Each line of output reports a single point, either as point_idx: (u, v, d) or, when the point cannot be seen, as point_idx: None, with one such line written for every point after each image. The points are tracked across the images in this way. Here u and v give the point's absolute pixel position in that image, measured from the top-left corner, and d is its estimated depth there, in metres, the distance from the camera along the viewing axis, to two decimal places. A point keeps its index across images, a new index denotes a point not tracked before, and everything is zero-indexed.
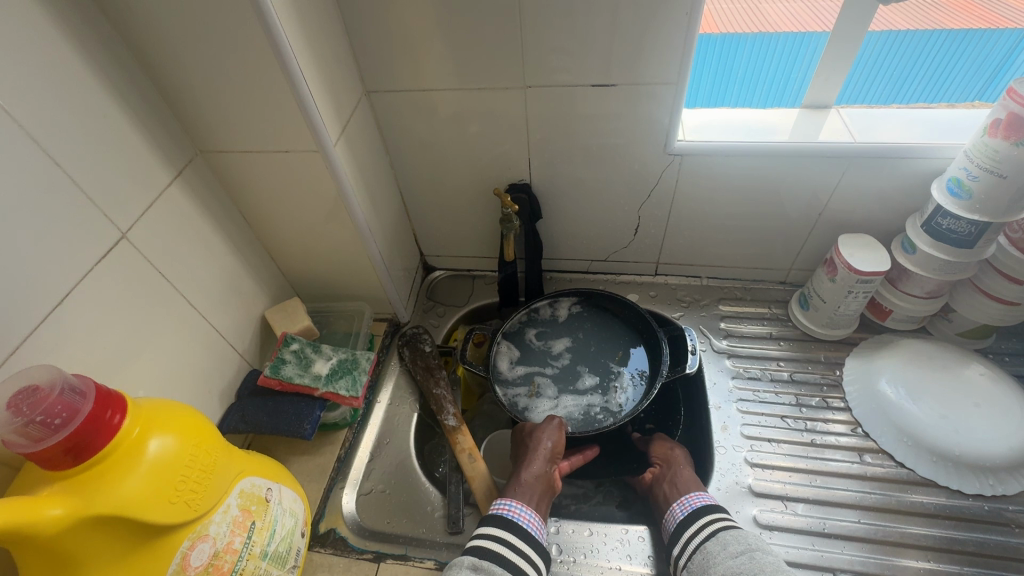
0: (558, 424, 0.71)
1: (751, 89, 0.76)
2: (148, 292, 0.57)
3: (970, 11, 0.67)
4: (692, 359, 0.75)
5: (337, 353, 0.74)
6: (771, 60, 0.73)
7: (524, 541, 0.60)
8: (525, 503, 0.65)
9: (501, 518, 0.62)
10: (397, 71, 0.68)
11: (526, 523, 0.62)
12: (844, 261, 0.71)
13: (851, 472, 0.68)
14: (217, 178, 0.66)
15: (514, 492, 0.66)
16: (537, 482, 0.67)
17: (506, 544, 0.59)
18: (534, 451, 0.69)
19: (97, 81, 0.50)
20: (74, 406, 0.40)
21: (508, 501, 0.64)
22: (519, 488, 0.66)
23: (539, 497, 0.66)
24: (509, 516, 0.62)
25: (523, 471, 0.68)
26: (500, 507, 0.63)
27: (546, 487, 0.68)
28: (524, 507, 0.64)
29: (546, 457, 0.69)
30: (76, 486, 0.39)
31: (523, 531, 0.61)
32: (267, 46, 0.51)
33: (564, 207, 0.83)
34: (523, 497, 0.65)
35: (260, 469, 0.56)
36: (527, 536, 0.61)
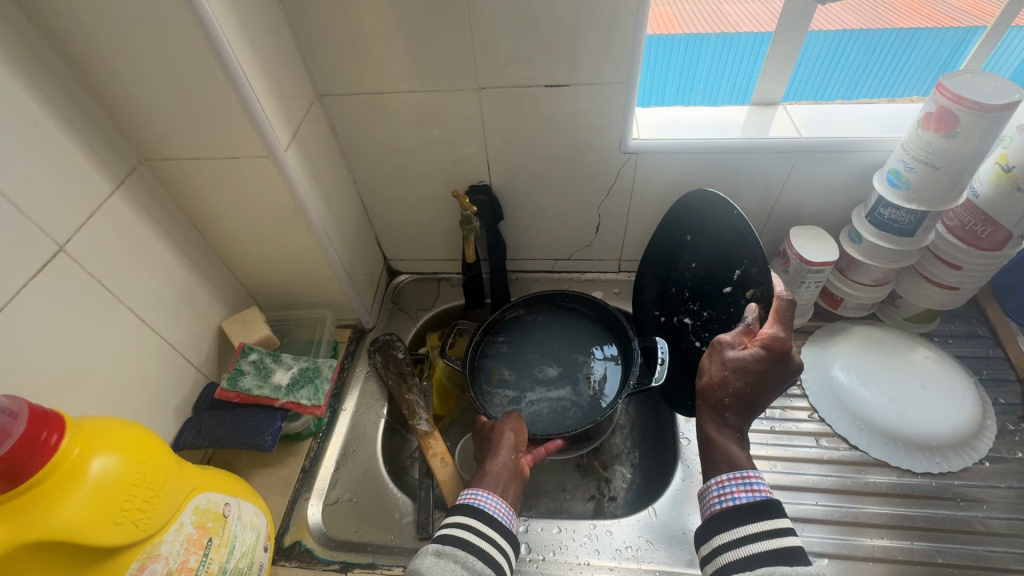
0: (515, 414, 0.71)
1: (716, 88, 0.79)
2: (91, 307, 0.55)
3: (919, 12, 0.75)
4: (659, 373, 0.72)
5: (299, 361, 0.72)
6: (733, 56, 0.76)
7: (489, 525, 0.59)
8: (493, 490, 0.63)
9: (465, 506, 0.61)
10: (350, 73, 0.67)
11: (493, 509, 0.61)
12: (796, 252, 0.74)
13: (810, 456, 0.70)
14: (163, 186, 0.64)
15: (482, 481, 0.64)
16: (504, 469, 0.65)
17: (471, 529, 0.58)
18: (496, 443, 0.69)
19: (24, 87, 0.47)
20: (6, 428, 0.38)
21: (475, 490, 0.63)
22: (487, 477, 0.65)
23: (505, 484, 0.64)
24: (474, 502, 0.61)
25: (491, 461, 0.66)
26: (467, 497, 0.62)
27: (514, 474, 0.66)
28: (492, 496, 0.62)
29: (511, 447, 0.68)
30: (9, 513, 0.37)
31: (488, 515, 0.60)
32: (207, 48, 0.50)
33: (525, 207, 0.83)
34: (492, 485, 0.64)
35: (216, 483, 0.54)
36: (493, 521, 0.60)
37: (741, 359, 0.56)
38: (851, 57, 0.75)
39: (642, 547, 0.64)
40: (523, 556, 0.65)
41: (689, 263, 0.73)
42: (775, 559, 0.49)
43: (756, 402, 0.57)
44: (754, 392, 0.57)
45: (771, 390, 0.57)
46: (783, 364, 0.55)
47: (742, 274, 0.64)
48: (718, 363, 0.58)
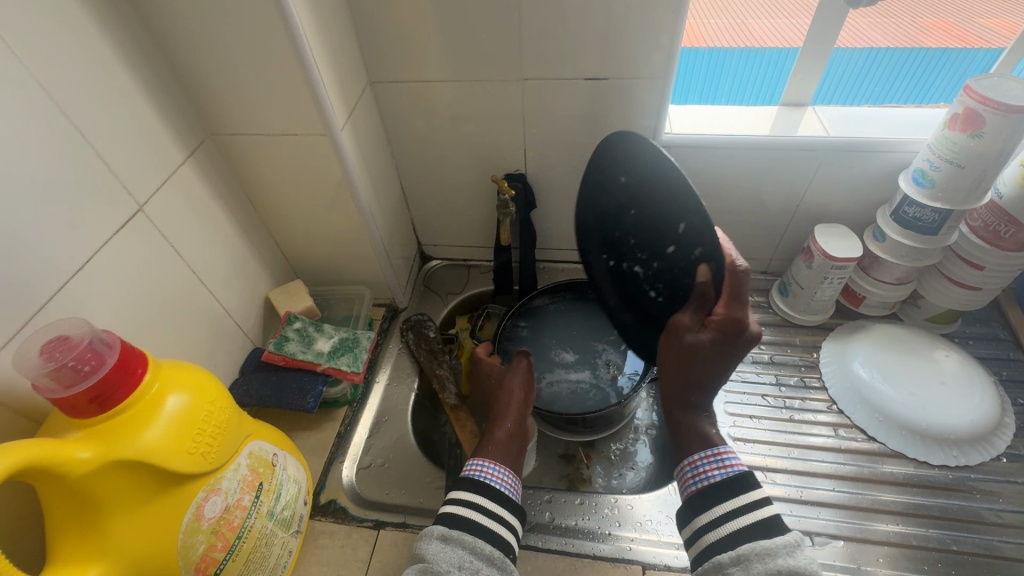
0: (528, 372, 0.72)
1: (739, 96, 0.81)
2: (162, 266, 0.60)
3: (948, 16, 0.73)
4: None
5: (339, 332, 0.76)
6: (756, 70, 0.79)
7: (497, 499, 0.61)
8: (499, 460, 0.65)
9: (471, 482, 0.61)
10: (401, 62, 0.72)
11: (499, 483, 0.62)
12: (820, 248, 0.76)
13: (827, 444, 0.72)
14: (226, 161, 0.69)
15: (487, 452, 0.65)
16: (510, 438, 0.67)
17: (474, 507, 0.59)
18: (507, 405, 0.70)
19: (119, 61, 0.52)
20: (102, 356, 0.42)
21: (480, 461, 0.64)
22: (492, 447, 0.66)
23: (511, 455, 0.66)
24: (481, 477, 0.62)
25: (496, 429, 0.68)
26: (472, 469, 0.63)
27: (518, 439, 0.68)
28: (498, 467, 0.64)
29: (517, 414, 0.69)
30: (101, 432, 0.41)
31: (497, 490, 0.61)
32: (282, 31, 0.54)
33: (558, 197, 0.87)
34: (497, 455, 0.65)
35: (267, 434, 0.58)
36: (501, 494, 0.61)
37: (694, 345, 0.59)
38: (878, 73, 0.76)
39: (662, 521, 0.67)
40: (547, 523, 0.68)
41: (630, 209, 0.61)
42: (753, 532, 0.53)
43: (711, 374, 0.61)
44: (706, 372, 0.61)
45: (723, 365, 0.60)
46: (734, 340, 0.58)
47: (685, 231, 0.54)
48: (675, 349, 0.61)
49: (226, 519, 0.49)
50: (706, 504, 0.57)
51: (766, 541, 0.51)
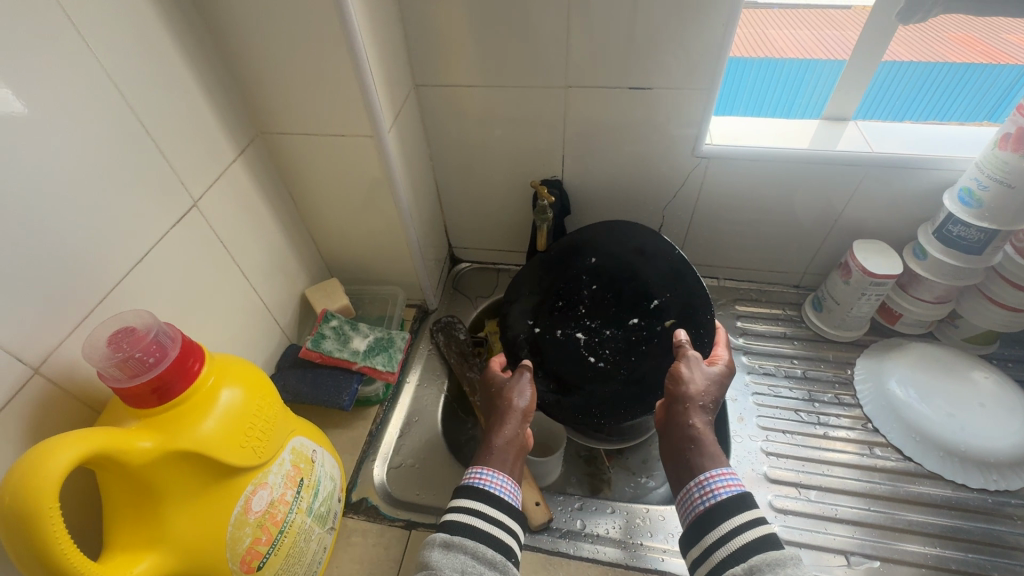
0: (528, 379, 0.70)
1: (757, 108, 0.81)
2: (211, 260, 0.61)
3: (972, 45, 0.71)
4: None
5: (374, 331, 0.76)
6: (775, 84, 0.78)
7: (498, 507, 0.57)
8: (499, 468, 0.61)
9: (473, 489, 0.58)
10: (446, 67, 0.73)
11: (499, 489, 0.59)
12: (859, 264, 0.76)
13: (860, 463, 0.71)
14: (273, 159, 0.70)
15: (486, 459, 0.62)
16: (511, 445, 0.64)
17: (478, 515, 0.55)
18: (506, 412, 0.67)
19: (182, 59, 0.53)
20: (165, 348, 0.43)
21: (480, 469, 0.61)
22: (491, 455, 0.63)
23: (512, 461, 0.63)
24: (480, 485, 0.58)
25: (495, 437, 0.65)
26: (472, 477, 0.60)
27: (520, 448, 0.65)
28: (498, 474, 0.60)
29: (518, 419, 0.66)
30: (159, 423, 0.42)
31: (496, 497, 0.57)
32: (341, 34, 0.55)
33: (593, 204, 0.87)
34: (496, 463, 0.62)
35: (308, 431, 0.59)
36: (501, 502, 0.57)
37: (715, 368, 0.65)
38: (898, 89, 0.77)
39: None
40: (579, 530, 0.68)
41: (585, 281, 0.80)
42: (767, 548, 0.48)
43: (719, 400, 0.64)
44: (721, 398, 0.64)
45: None
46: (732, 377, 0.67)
47: (659, 305, 0.75)
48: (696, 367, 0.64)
49: (270, 514, 0.50)
50: (710, 523, 0.52)
51: (777, 552, 0.47)
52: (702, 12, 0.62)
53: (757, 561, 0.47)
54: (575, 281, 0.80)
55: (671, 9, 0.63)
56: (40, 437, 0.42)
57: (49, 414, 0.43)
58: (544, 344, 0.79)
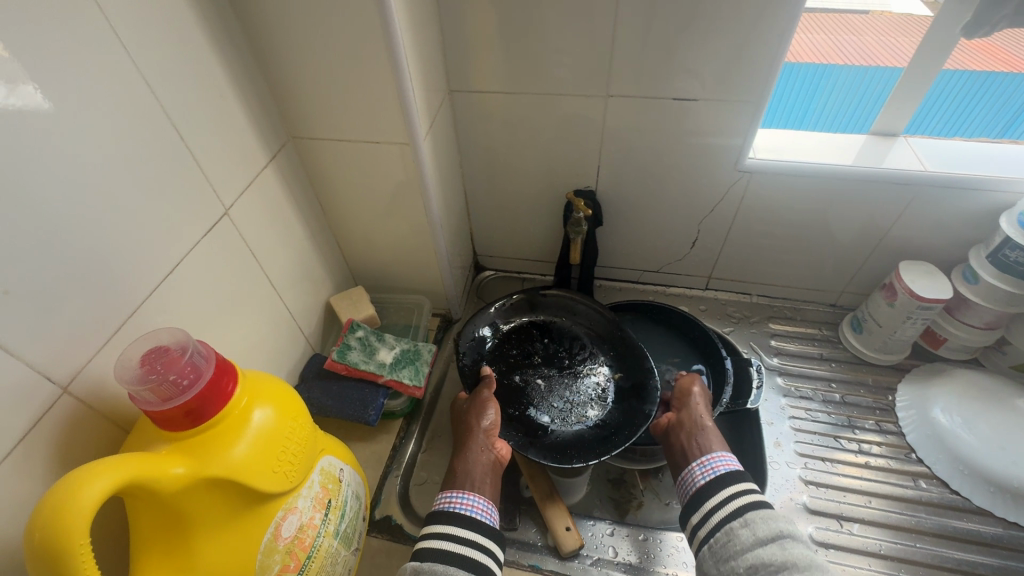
0: (490, 399, 0.69)
1: (772, 113, 0.78)
2: (240, 270, 0.59)
3: (993, 54, 0.70)
4: (755, 395, 0.74)
5: (400, 343, 0.74)
6: (791, 87, 0.75)
7: (469, 528, 0.56)
8: (469, 489, 0.60)
9: (443, 513, 0.57)
10: (483, 72, 0.70)
11: (470, 509, 0.58)
12: (905, 287, 0.73)
13: (907, 496, 0.69)
14: (303, 164, 0.68)
15: (455, 482, 0.61)
16: (477, 465, 0.63)
17: (451, 538, 0.55)
18: (470, 434, 0.67)
19: (218, 63, 0.52)
20: (200, 369, 0.41)
21: (452, 492, 0.60)
22: (460, 478, 0.62)
23: (483, 480, 0.62)
24: (450, 508, 0.58)
25: (461, 459, 0.64)
26: (444, 501, 0.59)
27: (491, 468, 0.64)
28: (469, 494, 0.59)
29: (484, 440, 0.66)
30: (189, 447, 0.40)
31: (471, 518, 0.57)
32: (383, 39, 0.53)
33: (626, 216, 0.84)
34: (466, 484, 0.61)
35: (336, 449, 0.57)
36: (478, 523, 0.57)
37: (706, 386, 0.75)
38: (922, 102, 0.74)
39: None
40: (611, 559, 0.66)
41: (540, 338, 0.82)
42: (761, 508, 0.55)
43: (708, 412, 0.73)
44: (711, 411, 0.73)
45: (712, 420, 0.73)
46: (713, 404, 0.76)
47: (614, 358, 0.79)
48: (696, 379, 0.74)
49: (298, 539, 0.48)
50: (707, 493, 0.59)
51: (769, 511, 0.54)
52: (755, 22, 0.60)
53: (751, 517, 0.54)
54: (528, 336, 0.82)
55: (722, 18, 0.60)
56: (65, 460, 0.40)
57: (74, 436, 0.41)
58: (503, 388, 0.77)
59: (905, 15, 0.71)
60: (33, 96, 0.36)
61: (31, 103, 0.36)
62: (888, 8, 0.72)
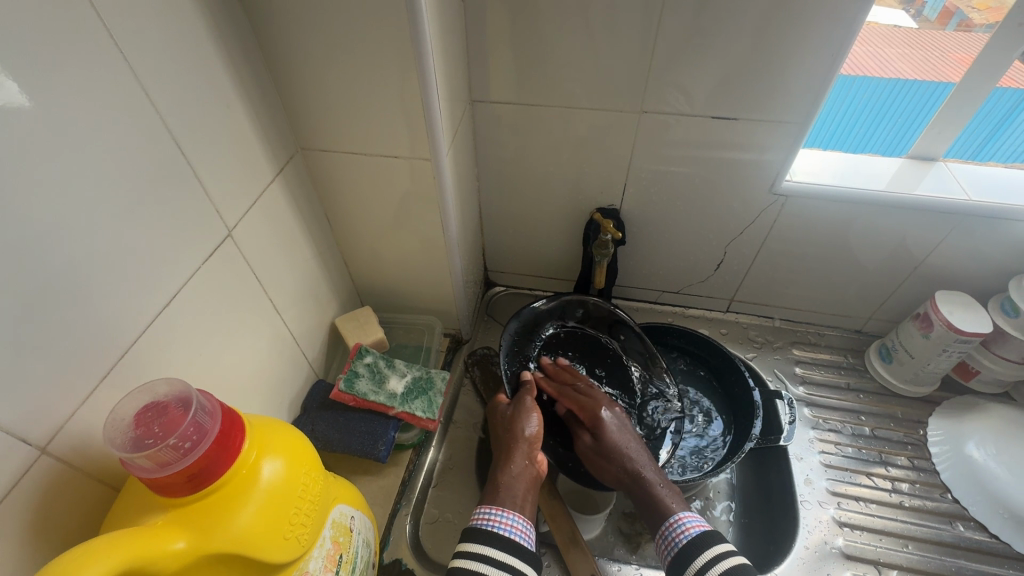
0: (534, 407, 0.66)
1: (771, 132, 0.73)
2: (243, 295, 0.53)
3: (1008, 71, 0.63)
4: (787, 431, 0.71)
5: (411, 369, 0.69)
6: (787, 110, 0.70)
7: (509, 553, 0.52)
8: (511, 506, 0.57)
9: (479, 530, 0.54)
10: (509, 82, 0.66)
11: (509, 529, 0.54)
12: (943, 319, 0.69)
13: (943, 540, 0.66)
14: (312, 177, 0.63)
15: (495, 497, 0.58)
16: (520, 480, 0.59)
17: (489, 561, 0.51)
18: (514, 443, 0.63)
19: (226, 68, 0.46)
20: (204, 427, 0.35)
21: (490, 509, 0.56)
22: (501, 492, 0.58)
23: (523, 496, 0.58)
24: (487, 525, 0.54)
25: (503, 471, 0.60)
26: (481, 517, 0.55)
27: (533, 484, 0.60)
28: (508, 512, 0.56)
29: (527, 452, 0.62)
30: (191, 516, 0.34)
31: (509, 540, 0.53)
32: (410, 45, 0.48)
33: (650, 235, 0.81)
34: (507, 500, 0.57)
35: (349, 494, 0.52)
36: (518, 548, 0.53)
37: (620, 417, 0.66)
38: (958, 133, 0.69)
39: None
40: None
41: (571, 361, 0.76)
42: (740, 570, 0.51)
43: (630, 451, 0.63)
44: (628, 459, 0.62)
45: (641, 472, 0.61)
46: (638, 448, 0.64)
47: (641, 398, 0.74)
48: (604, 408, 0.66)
49: None
50: (693, 553, 0.54)
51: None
52: (804, 39, 0.56)
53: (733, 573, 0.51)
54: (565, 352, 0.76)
55: (768, 34, 0.57)
56: (42, 536, 0.34)
57: (52, 508, 0.35)
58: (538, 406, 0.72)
59: (890, 26, 0.66)
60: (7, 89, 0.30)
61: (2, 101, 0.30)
62: (876, 20, 0.65)
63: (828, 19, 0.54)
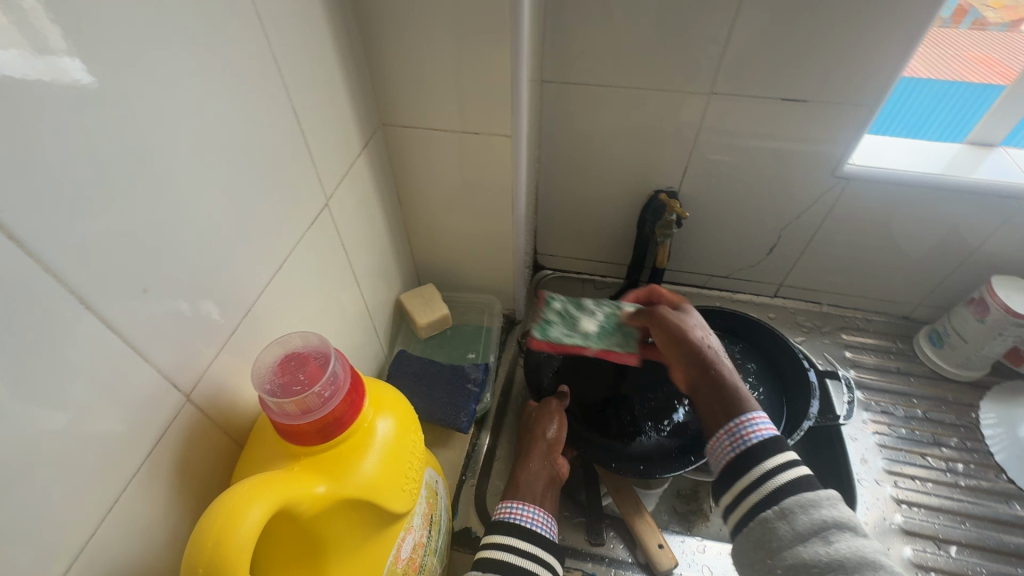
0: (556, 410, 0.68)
1: None
2: (332, 263, 0.54)
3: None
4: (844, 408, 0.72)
5: (602, 308, 0.69)
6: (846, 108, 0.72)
7: (533, 543, 0.54)
8: (529, 500, 0.59)
9: (502, 522, 0.56)
10: (583, 61, 0.67)
11: (531, 521, 0.56)
12: (1000, 302, 0.70)
13: (1001, 518, 0.67)
14: (388, 153, 0.64)
15: (517, 491, 0.60)
16: (538, 479, 0.62)
17: (513, 550, 0.53)
18: (533, 444, 0.66)
19: (332, 42, 0.48)
20: (338, 380, 0.37)
21: (511, 502, 0.58)
22: (521, 488, 0.60)
23: (542, 493, 0.61)
24: (510, 517, 0.56)
25: (523, 469, 0.63)
26: (502, 510, 0.57)
27: (549, 483, 0.63)
28: (528, 506, 0.57)
29: (544, 452, 0.65)
30: (321, 464, 0.36)
31: (533, 531, 0.55)
32: (508, 22, 0.49)
33: (705, 219, 0.82)
34: (527, 495, 0.60)
35: (436, 459, 0.53)
36: (541, 538, 0.55)
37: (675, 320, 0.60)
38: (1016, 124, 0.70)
39: None
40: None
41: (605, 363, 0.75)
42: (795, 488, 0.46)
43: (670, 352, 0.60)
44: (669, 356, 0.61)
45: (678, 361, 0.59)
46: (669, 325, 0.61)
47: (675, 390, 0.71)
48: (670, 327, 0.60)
49: (412, 559, 0.46)
50: (752, 461, 0.48)
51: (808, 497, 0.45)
52: (886, 22, 0.57)
53: (808, 501, 0.44)
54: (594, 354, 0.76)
55: (847, 16, 0.57)
56: (182, 480, 0.36)
57: (190, 454, 0.36)
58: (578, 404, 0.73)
59: None
60: (166, 46, 0.31)
61: (148, 66, 0.30)
62: None
63: (911, 1, 0.55)
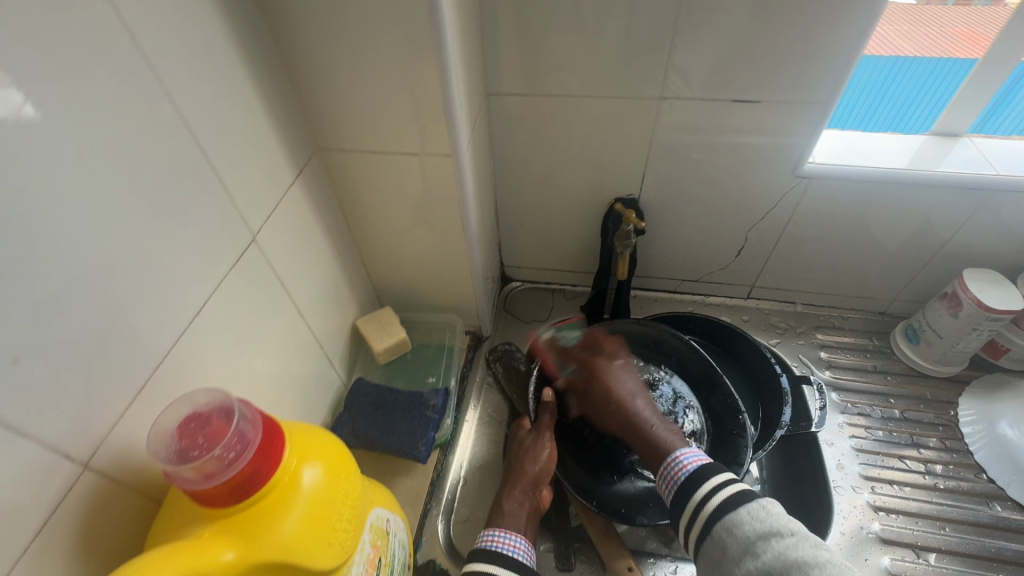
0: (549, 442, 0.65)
1: None
2: (268, 299, 0.52)
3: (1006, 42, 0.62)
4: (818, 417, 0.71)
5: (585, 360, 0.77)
6: None
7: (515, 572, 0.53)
8: (511, 529, 0.58)
9: (483, 550, 0.55)
10: (527, 73, 0.65)
11: (511, 549, 0.55)
12: (971, 296, 0.68)
13: (980, 521, 0.65)
14: (329, 177, 0.62)
15: (499, 519, 0.58)
16: (520, 509, 0.60)
17: None
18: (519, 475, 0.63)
19: (245, 71, 0.46)
20: (246, 436, 0.35)
21: (492, 530, 0.57)
22: (503, 517, 0.59)
23: (525, 522, 0.59)
24: (492, 545, 0.55)
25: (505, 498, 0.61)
26: (484, 538, 0.56)
27: (531, 512, 0.61)
28: (509, 533, 0.57)
29: (531, 483, 0.63)
30: (236, 527, 0.34)
31: (512, 559, 0.54)
32: (430, 40, 0.47)
33: (669, 224, 0.80)
34: (508, 524, 0.58)
35: (385, 497, 0.51)
36: (519, 565, 0.54)
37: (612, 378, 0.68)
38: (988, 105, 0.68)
39: None
40: None
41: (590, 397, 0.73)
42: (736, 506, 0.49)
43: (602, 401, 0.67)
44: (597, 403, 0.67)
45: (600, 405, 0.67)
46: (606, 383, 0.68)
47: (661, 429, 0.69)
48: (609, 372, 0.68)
49: None
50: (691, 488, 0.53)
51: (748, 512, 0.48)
52: (830, 18, 0.55)
53: (748, 511, 0.48)
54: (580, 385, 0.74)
55: (790, 14, 0.55)
56: (87, 553, 0.34)
57: (96, 525, 0.34)
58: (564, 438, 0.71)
59: None
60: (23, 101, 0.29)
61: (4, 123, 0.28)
62: None
63: None
